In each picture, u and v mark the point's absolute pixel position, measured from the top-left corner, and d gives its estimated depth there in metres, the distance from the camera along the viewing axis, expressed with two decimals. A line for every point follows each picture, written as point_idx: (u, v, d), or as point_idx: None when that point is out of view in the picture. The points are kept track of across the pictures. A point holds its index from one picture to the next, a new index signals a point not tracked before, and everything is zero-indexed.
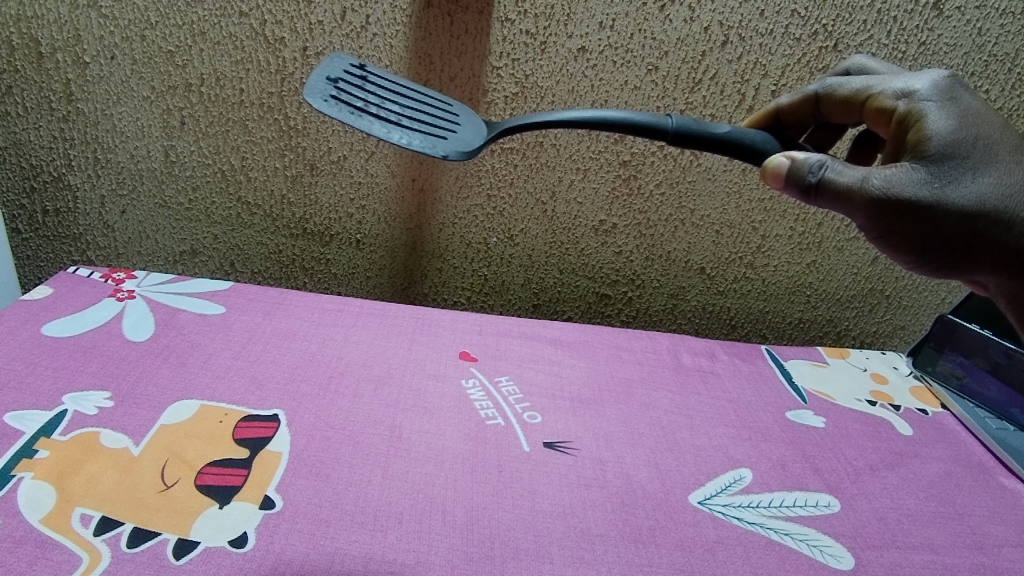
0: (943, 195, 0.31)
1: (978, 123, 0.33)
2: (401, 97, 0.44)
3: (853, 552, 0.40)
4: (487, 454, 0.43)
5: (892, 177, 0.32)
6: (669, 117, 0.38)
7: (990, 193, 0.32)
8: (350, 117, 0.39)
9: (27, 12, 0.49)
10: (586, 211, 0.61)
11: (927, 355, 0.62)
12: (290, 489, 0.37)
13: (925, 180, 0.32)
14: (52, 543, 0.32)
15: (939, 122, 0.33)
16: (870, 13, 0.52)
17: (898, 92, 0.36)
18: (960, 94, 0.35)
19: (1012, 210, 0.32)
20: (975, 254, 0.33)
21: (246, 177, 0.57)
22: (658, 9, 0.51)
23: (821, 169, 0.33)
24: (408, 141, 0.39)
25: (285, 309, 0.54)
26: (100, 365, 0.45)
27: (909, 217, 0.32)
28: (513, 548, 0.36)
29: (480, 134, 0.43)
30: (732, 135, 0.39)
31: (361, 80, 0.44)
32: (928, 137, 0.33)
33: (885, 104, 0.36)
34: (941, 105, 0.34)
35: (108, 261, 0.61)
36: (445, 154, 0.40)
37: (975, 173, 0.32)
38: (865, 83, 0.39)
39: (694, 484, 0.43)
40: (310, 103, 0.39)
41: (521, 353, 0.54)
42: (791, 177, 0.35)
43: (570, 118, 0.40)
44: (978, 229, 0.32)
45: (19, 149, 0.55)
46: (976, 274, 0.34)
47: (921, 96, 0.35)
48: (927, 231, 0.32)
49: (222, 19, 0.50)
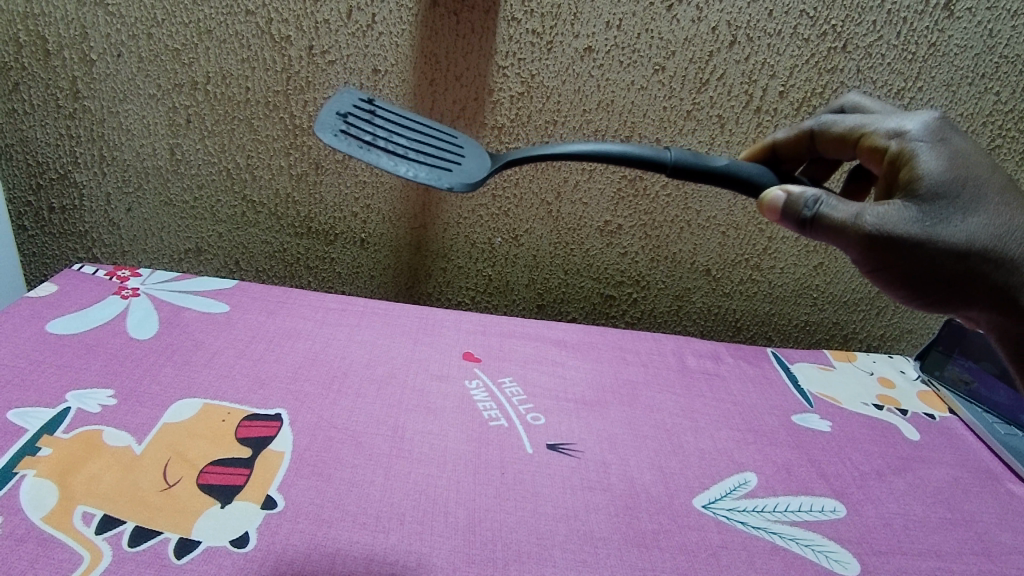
0: (936, 233, 0.31)
1: (969, 165, 0.32)
2: (407, 130, 0.44)
3: (859, 558, 0.40)
4: (490, 455, 0.43)
5: (886, 214, 0.31)
6: (669, 150, 0.38)
7: (980, 232, 0.31)
8: (360, 152, 0.39)
9: (34, 10, 0.49)
10: (591, 211, 0.60)
11: (934, 360, 0.61)
12: (292, 489, 0.37)
13: (917, 218, 0.31)
14: (53, 541, 0.32)
15: (930, 162, 0.32)
16: (880, 14, 0.51)
17: (890, 131, 0.35)
18: (952, 135, 0.34)
19: (1005, 249, 0.31)
20: (968, 290, 0.32)
21: (251, 176, 0.57)
22: (666, 9, 0.51)
23: (817, 205, 0.33)
24: (415, 173, 0.39)
25: (289, 308, 0.54)
26: (104, 363, 0.45)
27: (902, 254, 0.31)
28: (516, 551, 0.36)
29: (485, 166, 0.43)
30: (730, 167, 0.38)
31: (368, 114, 0.43)
32: (918, 177, 0.32)
33: (878, 143, 0.36)
34: (932, 146, 0.33)
35: (114, 259, 0.62)
36: (450, 185, 0.40)
37: (966, 213, 0.31)
38: (859, 121, 0.38)
39: (698, 488, 0.43)
40: (320, 138, 0.39)
41: (526, 354, 0.54)
42: (788, 209, 0.34)
43: (572, 151, 0.39)
44: (969, 267, 0.32)
45: (26, 146, 0.55)
46: (971, 309, 0.34)
47: (913, 137, 0.34)
48: (921, 268, 0.32)
49: (228, 18, 0.50)
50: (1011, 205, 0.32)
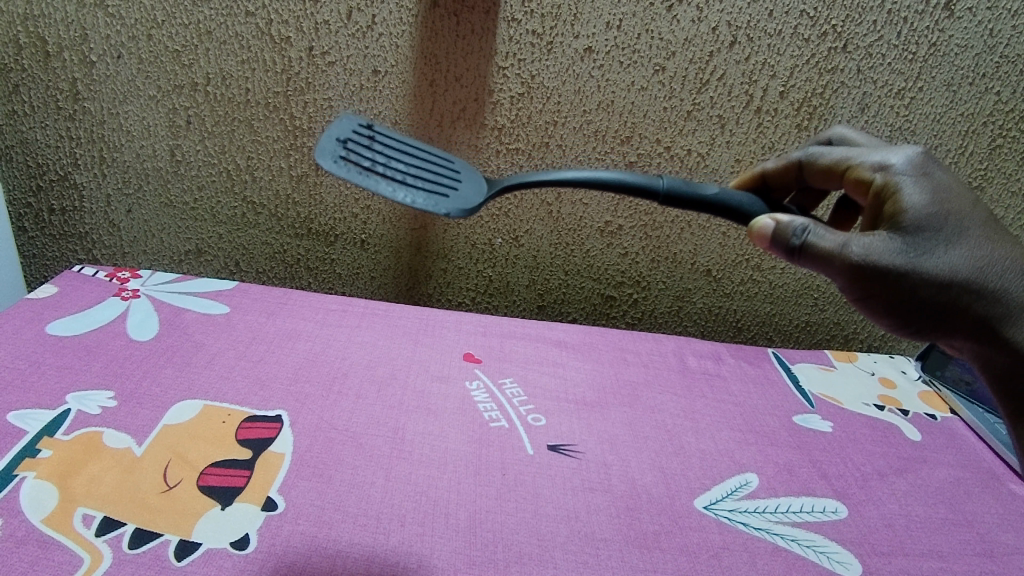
0: (918, 264, 0.31)
1: (951, 199, 0.32)
2: (408, 155, 0.43)
3: (860, 559, 0.39)
4: (491, 456, 0.43)
5: (871, 245, 0.31)
6: (661, 178, 0.38)
7: (960, 265, 0.31)
8: (360, 179, 0.39)
9: (34, 11, 0.49)
10: (591, 212, 0.60)
11: (937, 360, 0.61)
12: (293, 491, 0.37)
13: (900, 249, 0.31)
14: (53, 543, 0.32)
15: (914, 196, 0.32)
16: (880, 14, 0.51)
17: (875, 165, 0.35)
18: (935, 170, 0.34)
19: (984, 282, 0.32)
20: (951, 321, 0.32)
21: (252, 177, 0.57)
22: (666, 9, 0.51)
23: (805, 234, 0.32)
24: (412, 200, 0.39)
25: (289, 309, 0.54)
26: (104, 364, 0.45)
27: (887, 285, 0.31)
28: (517, 553, 0.36)
29: (481, 189, 0.43)
30: (720, 196, 0.38)
31: (370, 142, 0.43)
32: (902, 211, 0.32)
33: (863, 176, 0.35)
34: (916, 180, 0.33)
35: (114, 261, 0.62)
36: (446, 212, 0.40)
37: (947, 244, 0.31)
38: (845, 153, 0.38)
39: (700, 489, 0.43)
40: (320, 164, 0.39)
41: (527, 354, 0.54)
42: (777, 237, 0.33)
43: (564, 178, 0.39)
44: (950, 298, 0.32)
45: (26, 147, 0.55)
46: (954, 338, 0.33)
47: (897, 171, 0.34)
48: (904, 299, 0.32)
49: (228, 19, 0.50)
50: (990, 238, 0.32)
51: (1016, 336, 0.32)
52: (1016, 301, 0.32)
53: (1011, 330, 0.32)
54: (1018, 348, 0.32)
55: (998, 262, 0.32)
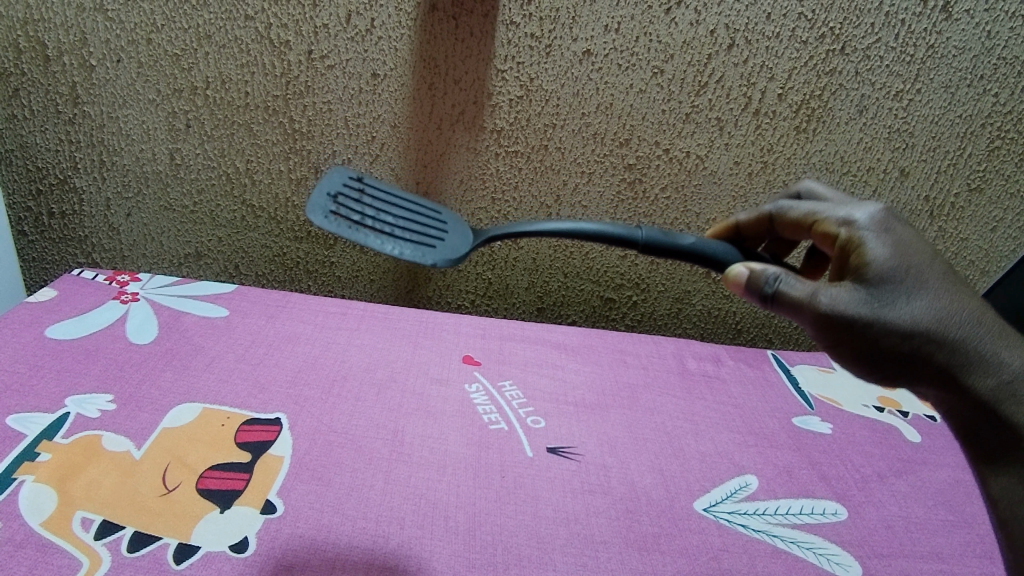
0: (882, 314, 0.31)
1: (914, 252, 0.32)
2: (397, 207, 0.45)
3: (860, 561, 0.39)
4: (490, 458, 0.43)
5: (838, 295, 0.31)
6: (640, 228, 0.39)
7: (925, 315, 0.31)
8: (348, 233, 0.40)
9: (34, 15, 0.49)
10: (590, 214, 0.60)
11: None
12: (292, 494, 0.37)
13: (866, 300, 0.31)
14: (53, 547, 0.32)
15: (879, 250, 0.32)
16: (878, 16, 0.51)
17: (840, 219, 0.35)
18: (899, 224, 0.33)
19: (948, 333, 0.31)
20: (916, 371, 0.32)
21: (251, 180, 0.57)
22: (664, 12, 0.51)
23: (777, 281, 0.32)
24: (400, 251, 0.41)
25: (288, 312, 0.54)
26: (103, 368, 0.45)
27: (854, 335, 0.31)
28: (516, 556, 0.36)
29: (467, 238, 0.44)
30: (698, 245, 0.38)
31: (359, 194, 0.45)
32: (865, 263, 0.32)
33: (829, 231, 0.35)
34: (879, 235, 0.33)
35: (114, 264, 0.62)
36: (434, 262, 0.41)
37: (911, 295, 0.31)
38: (811, 208, 0.38)
39: (699, 491, 0.43)
40: (312, 221, 0.41)
41: (526, 357, 0.54)
42: (751, 284, 0.34)
43: (541, 229, 0.41)
44: (916, 347, 0.31)
45: (25, 151, 0.55)
46: (921, 387, 0.32)
47: (861, 226, 0.34)
48: (871, 348, 0.31)
49: (228, 23, 0.50)
50: (953, 289, 0.32)
51: (981, 387, 0.31)
52: (981, 353, 0.31)
53: (977, 381, 0.31)
54: (982, 399, 0.31)
55: (961, 312, 0.31)
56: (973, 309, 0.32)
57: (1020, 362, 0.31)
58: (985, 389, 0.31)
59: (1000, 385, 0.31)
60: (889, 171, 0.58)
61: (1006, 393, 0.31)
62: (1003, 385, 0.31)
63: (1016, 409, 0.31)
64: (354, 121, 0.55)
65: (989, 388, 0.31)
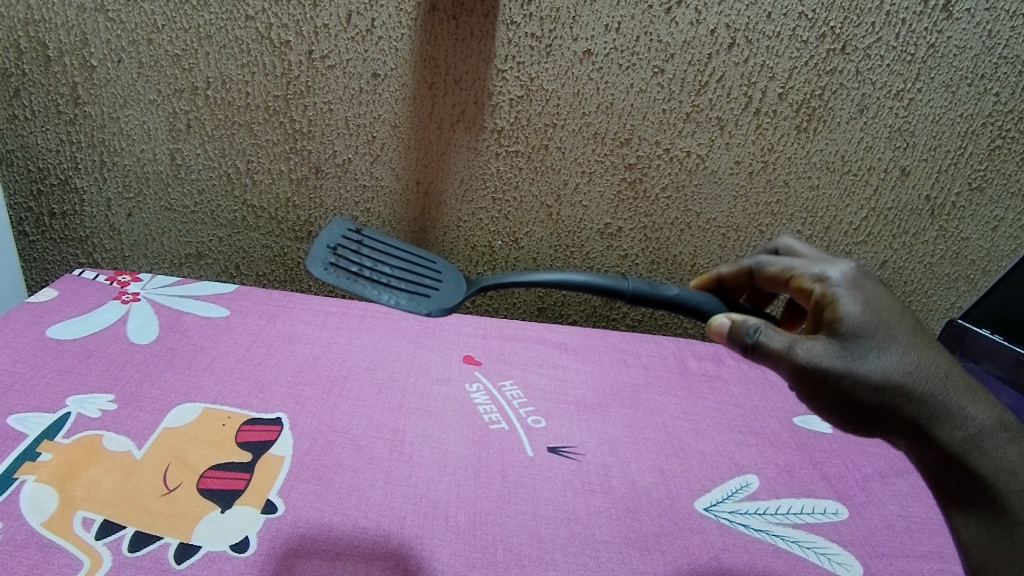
0: (856, 367, 0.31)
1: (885, 308, 0.32)
2: (394, 257, 0.46)
3: (861, 560, 0.39)
4: (491, 458, 0.43)
5: (813, 348, 0.31)
6: (626, 280, 0.43)
7: (895, 368, 0.31)
8: (348, 284, 0.41)
9: (35, 16, 0.50)
10: (591, 214, 0.60)
11: None
12: (293, 494, 0.37)
13: (839, 353, 0.31)
14: (53, 547, 0.32)
15: (850, 305, 0.33)
16: (879, 16, 0.51)
17: (816, 276, 0.36)
18: (871, 281, 0.34)
19: (917, 387, 0.31)
20: (886, 422, 0.32)
21: (252, 180, 0.57)
22: (664, 12, 0.51)
23: (758, 332, 0.32)
24: (397, 301, 0.41)
25: (289, 313, 0.54)
26: (104, 368, 0.45)
27: (828, 387, 0.31)
28: (516, 555, 0.36)
29: (460, 289, 0.45)
30: (680, 296, 0.42)
31: (356, 246, 0.45)
32: (838, 319, 0.32)
33: (804, 285, 0.36)
34: (851, 291, 0.33)
35: (115, 264, 0.62)
36: (428, 312, 0.42)
37: (882, 348, 0.31)
38: (789, 263, 0.39)
39: (700, 491, 0.43)
40: (311, 271, 0.41)
41: (526, 357, 0.54)
42: (732, 334, 0.34)
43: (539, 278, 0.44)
44: (886, 400, 0.31)
45: (26, 152, 0.55)
46: (893, 436, 0.33)
47: (834, 282, 0.34)
48: (845, 400, 0.31)
49: (228, 23, 0.50)
50: (921, 344, 0.32)
51: (947, 439, 0.31)
52: (948, 406, 0.31)
53: (943, 434, 0.31)
54: (950, 451, 0.32)
55: (930, 367, 0.31)
56: (940, 363, 0.32)
57: (985, 415, 0.32)
58: (951, 441, 0.31)
59: (966, 437, 0.31)
60: (890, 171, 0.58)
61: (971, 445, 0.31)
62: (969, 437, 0.31)
63: (980, 460, 0.31)
64: (354, 121, 0.55)
65: (955, 440, 0.31)
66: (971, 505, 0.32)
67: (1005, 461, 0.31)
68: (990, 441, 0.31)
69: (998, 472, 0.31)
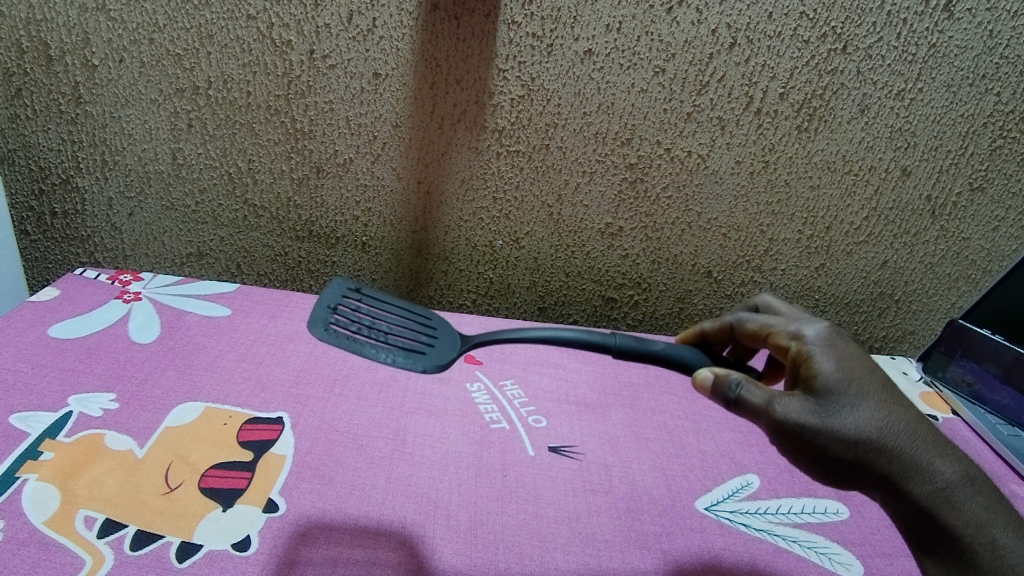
0: (829, 423, 0.32)
1: (856, 366, 0.34)
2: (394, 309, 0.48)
3: (862, 560, 0.39)
4: (492, 457, 0.43)
5: (789, 404, 0.32)
6: (614, 336, 0.42)
7: (866, 424, 0.32)
8: (347, 343, 0.43)
9: (36, 15, 0.50)
10: (591, 214, 0.60)
11: (938, 360, 0.62)
12: (294, 493, 0.37)
13: (812, 409, 0.32)
14: (56, 546, 0.32)
15: (825, 363, 0.34)
16: (880, 16, 0.51)
17: (791, 333, 0.37)
18: (844, 340, 0.35)
19: (887, 443, 0.32)
20: (859, 476, 0.33)
21: (253, 180, 0.58)
22: (665, 12, 0.51)
23: (739, 387, 0.33)
24: (393, 359, 0.43)
25: (290, 312, 0.54)
26: (106, 367, 0.45)
27: (803, 442, 0.32)
28: (518, 554, 0.36)
29: (454, 345, 0.47)
30: (666, 351, 0.41)
31: (356, 305, 0.48)
32: (812, 375, 0.33)
33: (781, 342, 0.37)
34: (826, 349, 0.34)
35: (116, 264, 0.62)
36: (424, 367, 0.44)
37: (854, 404, 0.32)
38: (765, 321, 0.39)
39: (701, 490, 0.43)
40: (313, 333, 0.44)
41: (527, 356, 0.54)
42: (714, 388, 0.34)
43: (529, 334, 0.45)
44: (858, 454, 0.32)
45: (28, 151, 0.55)
46: (866, 488, 0.33)
47: (809, 339, 0.35)
48: (819, 454, 0.32)
49: (230, 23, 0.50)
50: (889, 400, 0.33)
51: (917, 492, 0.32)
52: (917, 462, 0.32)
53: (914, 488, 0.32)
54: (920, 504, 0.32)
55: (899, 423, 0.32)
56: (908, 419, 0.33)
57: (952, 469, 0.32)
58: (921, 494, 0.32)
59: (935, 491, 0.32)
60: (891, 170, 0.58)
61: (940, 498, 0.32)
62: (937, 490, 0.32)
63: (949, 513, 0.32)
64: (355, 120, 0.55)
65: (924, 493, 0.32)
66: (938, 552, 0.33)
67: (973, 514, 0.32)
68: (959, 494, 0.32)
69: (966, 526, 0.32)
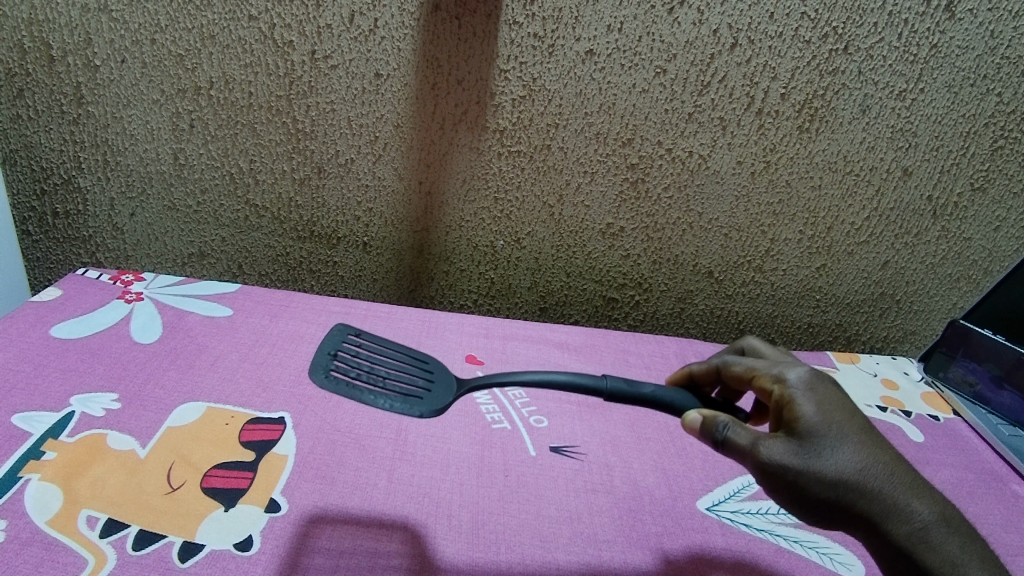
0: (810, 465, 0.31)
1: (838, 409, 0.33)
2: (395, 351, 0.45)
3: (863, 560, 0.39)
4: (494, 457, 0.43)
5: (773, 446, 0.32)
6: (604, 378, 0.39)
7: (848, 465, 0.31)
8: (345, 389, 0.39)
9: (39, 16, 0.50)
10: (592, 214, 0.60)
11: (938, 361, 0.62)
12: (296, 493, 0.37)
13: (796, 450, 0.31)
14: (58, 546, 0.32)
15: (807, 407, 0.33)
16: (882, 16, 0.51)
17: (774, 377, 0.36)
18: (825, 384, 0.35)
19: (869, 486, 0.31)
20: (845, 522, 0.31)
21: (254, 180, 0.58)
22: (667, 12, 0.51)
23: (725, 428, 0.33)
24: (389, 404, 0.39)
25: (291, 313, 0.54)
26: (107, 367, 0.45)
27: (788, 484, 0.31)
28: (519, 554, 0.36)
29: (451, 388, 0.43)
30: (656, 395, 0.38)
31: (356, 350, 0.44)
32: (795, 419, 0.33)
33: (764, 385, 0.37)
34: (808, 393, 0.34)
35: (117, 264, 0.62)
36: (421, 413, 0.40)
37: (837, 446, 0.31)
38: (750, 363, 0.39)
39: (702, 491, 0.43)
40: (313, 379, 0.40)
41: (528, 356, 0.54)
42: (702, 429, 0.34)
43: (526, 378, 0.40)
44: (842, 497, 0.31)
45: (30, 151, 0.55)
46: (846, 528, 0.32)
47: (791, 383, 0.35)
48: (804, 498, 0.31)
49: (231, 23, 0.51)
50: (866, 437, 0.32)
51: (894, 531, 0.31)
52: (896, 500, 0.31)
53: (893, 528, 0.31)
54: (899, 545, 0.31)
55: (879, 464, 0.31)
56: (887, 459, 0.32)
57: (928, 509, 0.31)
58: (899, 534, 0.31)
59: (913, 531, 0.31)
60: (892, 171, 0.58)
61: (917, 538, 0.31)
62: (914, 531, 0.31)
63: (927, 554, 0.30)
64: (356, 121, 0.55)
65: (902, 532, 0.31)
66: None
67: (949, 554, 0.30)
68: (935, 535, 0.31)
69: (944, 566, 0.30)
